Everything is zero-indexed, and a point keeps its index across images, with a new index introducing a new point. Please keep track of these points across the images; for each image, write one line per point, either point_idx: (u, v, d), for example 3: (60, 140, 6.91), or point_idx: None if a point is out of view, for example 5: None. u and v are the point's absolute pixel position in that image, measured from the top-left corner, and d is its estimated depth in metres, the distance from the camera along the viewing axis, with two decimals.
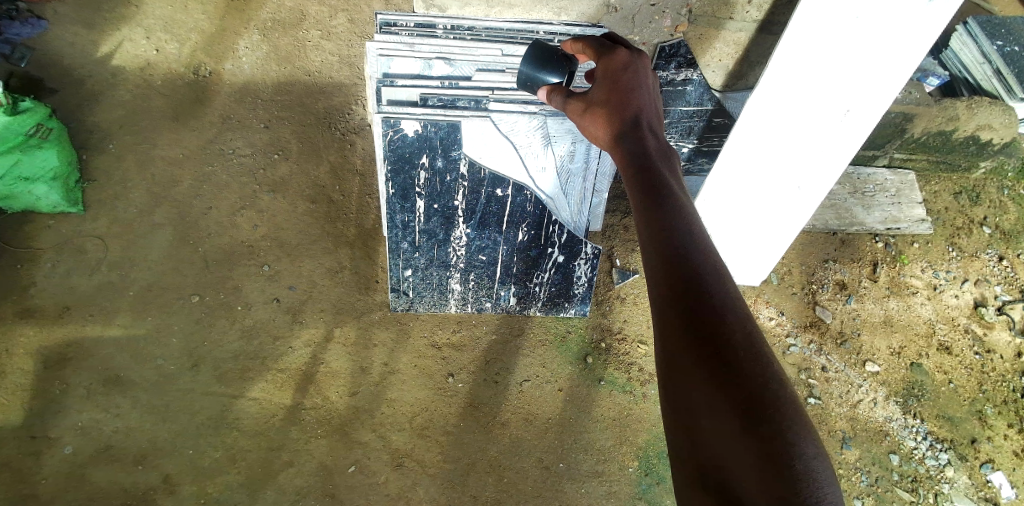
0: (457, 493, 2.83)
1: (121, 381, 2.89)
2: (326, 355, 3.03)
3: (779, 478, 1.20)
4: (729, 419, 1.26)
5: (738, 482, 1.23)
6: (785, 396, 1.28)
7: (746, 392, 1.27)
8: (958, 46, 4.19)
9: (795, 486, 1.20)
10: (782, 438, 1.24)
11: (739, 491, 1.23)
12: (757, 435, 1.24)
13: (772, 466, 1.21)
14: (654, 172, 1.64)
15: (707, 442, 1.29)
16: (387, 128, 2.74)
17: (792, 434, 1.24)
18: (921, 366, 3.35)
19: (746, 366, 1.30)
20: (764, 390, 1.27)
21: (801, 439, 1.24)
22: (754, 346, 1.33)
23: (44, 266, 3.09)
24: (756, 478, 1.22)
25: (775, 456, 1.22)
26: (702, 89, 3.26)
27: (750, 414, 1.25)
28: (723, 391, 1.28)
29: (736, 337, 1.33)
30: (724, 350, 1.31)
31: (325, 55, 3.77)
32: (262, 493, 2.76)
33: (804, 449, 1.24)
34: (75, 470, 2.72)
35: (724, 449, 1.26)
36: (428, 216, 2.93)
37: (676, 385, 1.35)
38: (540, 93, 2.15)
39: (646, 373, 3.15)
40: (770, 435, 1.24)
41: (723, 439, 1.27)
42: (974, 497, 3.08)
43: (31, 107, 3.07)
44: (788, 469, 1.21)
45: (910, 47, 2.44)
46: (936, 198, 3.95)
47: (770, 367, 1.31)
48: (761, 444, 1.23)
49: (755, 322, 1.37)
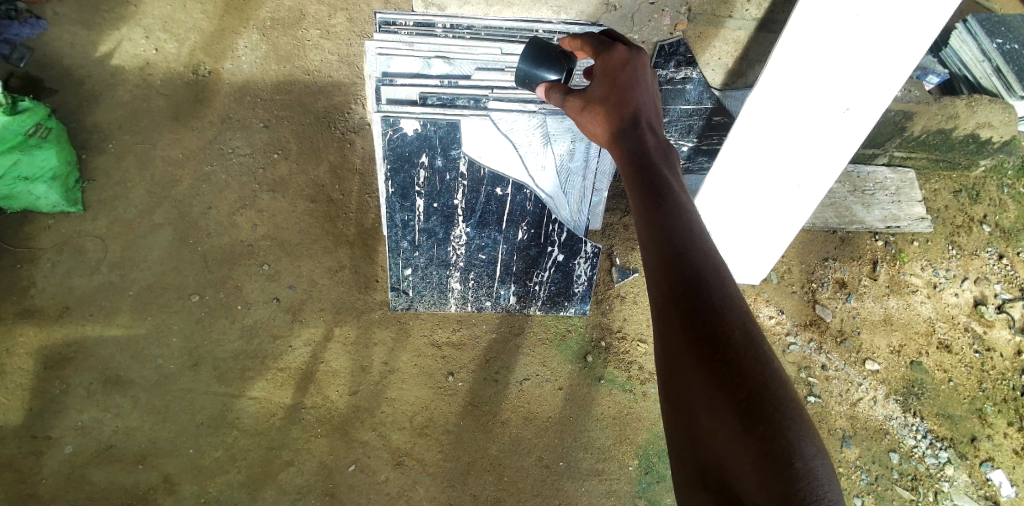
0: (457, 492, 2.83)
1: (121, 381, 2.89)
2: (326, 354, 3.03)
3: (779, 478, 1.20)
4: (729, 418, 1.26)
5: (737, 481, 1.23)
6: (785, 395, 1.28)
7: (745, 392, 1.27)
8: (958, 44, 4.18)
9: (795, 486, 1.20)
10: (782, 437, 1.24)
11: (738, 490, 1.23)
12: (757, 435, 1.24)
13: (772, 465, 1.21)
14: (654, 171, 1.64)
15: (707, 442, 1.29)
16: (387, 127, 2.72)
17: (792, 433, 1.24)
18: (920, 365, 3.35)
19: (747, 366, 1.30)
20: (764, 389, 1.28)
21: (801, 437, 1.25)
22: (754, 345, 1.33)
23: (44, 266, 3.09)
24: (756, 478, 1.22)
25: (775, 455, 1.22)
26: (702, 87, 3.27)
27: (750, 413, 1.26)
28: (722, 391, 1.28)
29: (735, 336, 1.33)
30: (724, 349, 1.31)
31: (325, 54, 3.76)
32: (262, 493, 2.76)
33: (804, 448, 1.24)
34: (76, 470, 2.73)
35: (723, 448, 1.26)
36: (428, 215, 2.93)
37: (675, 384, 1.35)
38: (539, 91, 2.15)
39: (646, 371, 3.15)
40: (770, 435, 1.24)
41: (723, 438, 1.27)
42: (973, 495, 3.08)
43: (30, 108, 3.07)
44: (788, 468, 1.21)
45: (910, 46, 2.44)
46: (935, 197, 3.95)
47: (770, 366, 1.31)
48: (761, 443, 1.23)
49: (755, 321, 1.37)
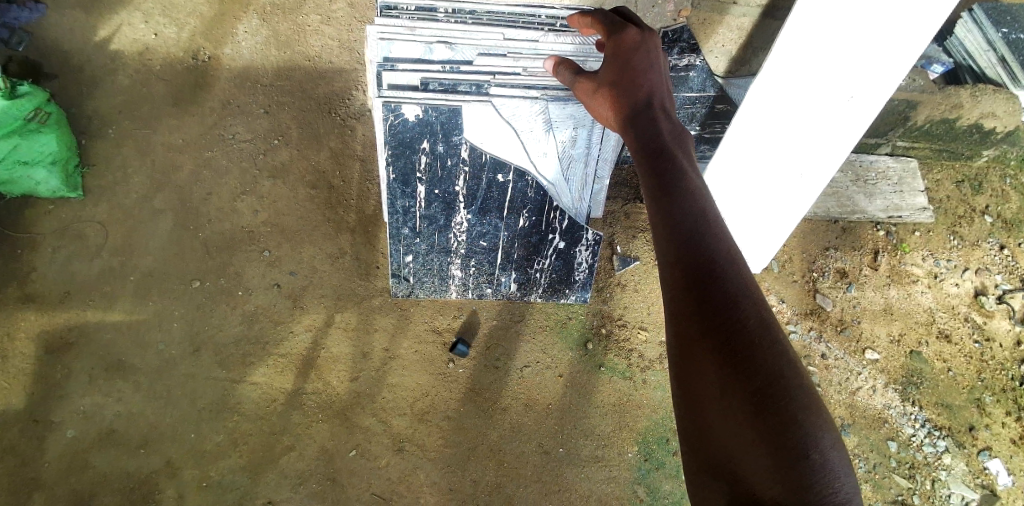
0: (457, 477, 2.86)
1: (123, 366, 2.90)
2: (327, 340, 3.03)
3: (792, 472, 1.20)
4: (741, 409, 1.26)
5: (748, 472, 1.24)
6: (800, 385, 1.27)
7: (758, 382, 1.27)
8: (962, 33, 4.13)
9: (808, 479, 1.19)
10: (796, 429, 1.23)
11: (749, 483, 1.23)
12: (769, 425, 1.23)
13: (784, 458, 1.21)
14: (667, 156, 1.66)
15: (718, 433, 1.29)
16: (387, 113, 2.69)
17: (807, 424, 1.23)
18: (920, 354, 3.36)
19: (760, 354, 1.29)
20: (777, 381, 1.27)
21: (816, 429, 1.23)
22: (768, 336, 1.32)
23: (45, 251, 3.09)
24: (768, 470, 1.22)
25: (788, 448, 1.21)
26: (705, 74, 3.20)
27: (762, 404, 1.25)
28: (735, 380, 1.28)
29: (748, 324, 1.33)
30: (736, 337, 1.31)
31: (325, 40, 3.74)
32: (263, 477, 2.78)
33: (820, 440, 1.23)
34: (78, 454, 2.74)
35: (734, 440, 1.26)
36: (429, 201, 2.92)
37: (689, 375, 1.36)
38: (551, 70, 2.31)
39: (646, 359, 3.16)
40: (783, 427, 1.23)
41: (734, 430, 1.27)
42: (970, 484, 3.11)
43: (30, 92, 3.07)
44: (801, 460, 1.21)
45: (914, 33, 2.42)
46: (938, 187, 3.93)
47: (785, 357, 1.30)
48: (775, 435, 1.23)
49: (768, 310, 1.36)
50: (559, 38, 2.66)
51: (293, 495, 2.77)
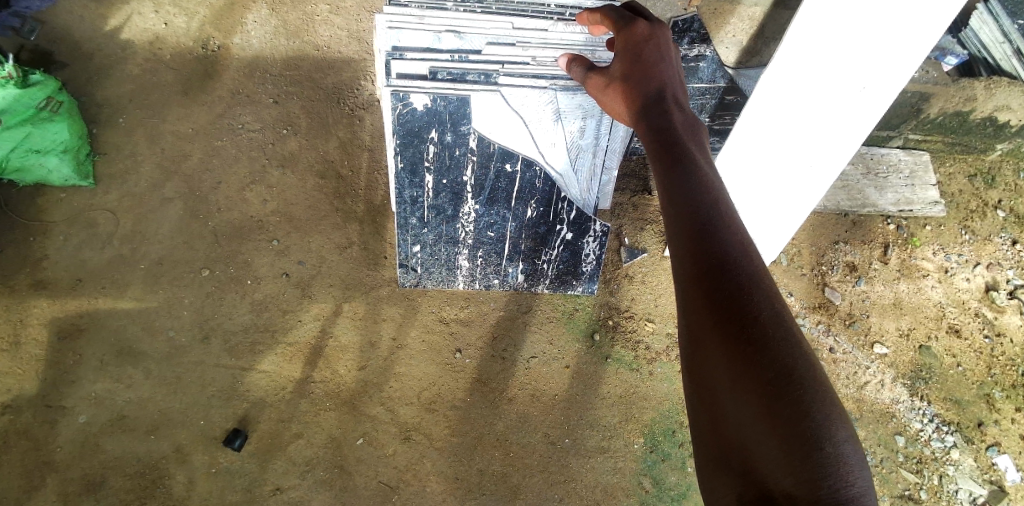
0: (464, 466, 2.88)
1: (134, 352, 2.92)
2: (336, 328, 3.05)
3: (806, 464, 1.19)
4: (755, 399, 1.26)
5: (762, 464, 1.23)
6: (814, 378, 1.26)
7: (773, 374, 1.26)
8: (977, 25, 3.86)
9: (820, 471, 1.18)
10: (810, 421, 1.22)
11: (762, 475, 1.22)
12: (783, 417, 1.22)
13: (797, 448, 1.20)
14: (680, 149, 1.65)
15: (732, 423, 1.29)
16: (396, 102, 2.65)
17: (821, 417, 1.22)
18: (929, 349, 3.34)
19: (773, 345, 1.28)
20: (792, 371, 1.26)
21: (832, 421, 1.22)
22: (782, 327, 1.31)
23: (57, 238, 3.11)
24: (782, 463, 1.21)
25: (802, 438, 1.20)
26: (714, 66, 3.27)
27: (775, 395, 1.24)
28: (748, 371, 1.27)
29: (762, 316, 1.32)
30: (750, 327, 1.31)
31: (334, 30, 3.75)
32: (271, 464, 2.81)
33: (835, 432, 1.21)
34: (88, 439, 2.77)
35: (748, 431, 1.26)
36: (437, 191, 2.90)
37: (703, 366, 1.36)
38: (566, 69, 2.33)
39: (653, 351, 3.16)
40: (796, 420, 1.22)
41: (748, 420, 1.26)
42: (978, 479, 3.10)
43: (41, 81, 3.12)
44: (815, 452, 1.19)
45: (928, 25, 2.38)
46: (950, 181, 3.90)
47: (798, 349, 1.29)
48: (789, 427, 1.21)
49: (783, 301, 1.36)
50: (569, 27, 2.66)
51: (300, 483, 2.80)
